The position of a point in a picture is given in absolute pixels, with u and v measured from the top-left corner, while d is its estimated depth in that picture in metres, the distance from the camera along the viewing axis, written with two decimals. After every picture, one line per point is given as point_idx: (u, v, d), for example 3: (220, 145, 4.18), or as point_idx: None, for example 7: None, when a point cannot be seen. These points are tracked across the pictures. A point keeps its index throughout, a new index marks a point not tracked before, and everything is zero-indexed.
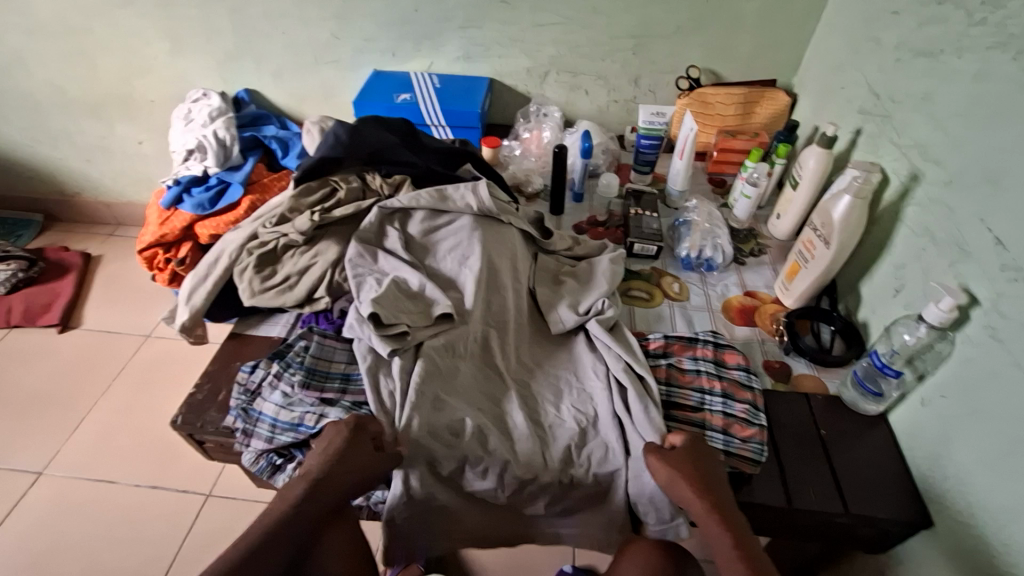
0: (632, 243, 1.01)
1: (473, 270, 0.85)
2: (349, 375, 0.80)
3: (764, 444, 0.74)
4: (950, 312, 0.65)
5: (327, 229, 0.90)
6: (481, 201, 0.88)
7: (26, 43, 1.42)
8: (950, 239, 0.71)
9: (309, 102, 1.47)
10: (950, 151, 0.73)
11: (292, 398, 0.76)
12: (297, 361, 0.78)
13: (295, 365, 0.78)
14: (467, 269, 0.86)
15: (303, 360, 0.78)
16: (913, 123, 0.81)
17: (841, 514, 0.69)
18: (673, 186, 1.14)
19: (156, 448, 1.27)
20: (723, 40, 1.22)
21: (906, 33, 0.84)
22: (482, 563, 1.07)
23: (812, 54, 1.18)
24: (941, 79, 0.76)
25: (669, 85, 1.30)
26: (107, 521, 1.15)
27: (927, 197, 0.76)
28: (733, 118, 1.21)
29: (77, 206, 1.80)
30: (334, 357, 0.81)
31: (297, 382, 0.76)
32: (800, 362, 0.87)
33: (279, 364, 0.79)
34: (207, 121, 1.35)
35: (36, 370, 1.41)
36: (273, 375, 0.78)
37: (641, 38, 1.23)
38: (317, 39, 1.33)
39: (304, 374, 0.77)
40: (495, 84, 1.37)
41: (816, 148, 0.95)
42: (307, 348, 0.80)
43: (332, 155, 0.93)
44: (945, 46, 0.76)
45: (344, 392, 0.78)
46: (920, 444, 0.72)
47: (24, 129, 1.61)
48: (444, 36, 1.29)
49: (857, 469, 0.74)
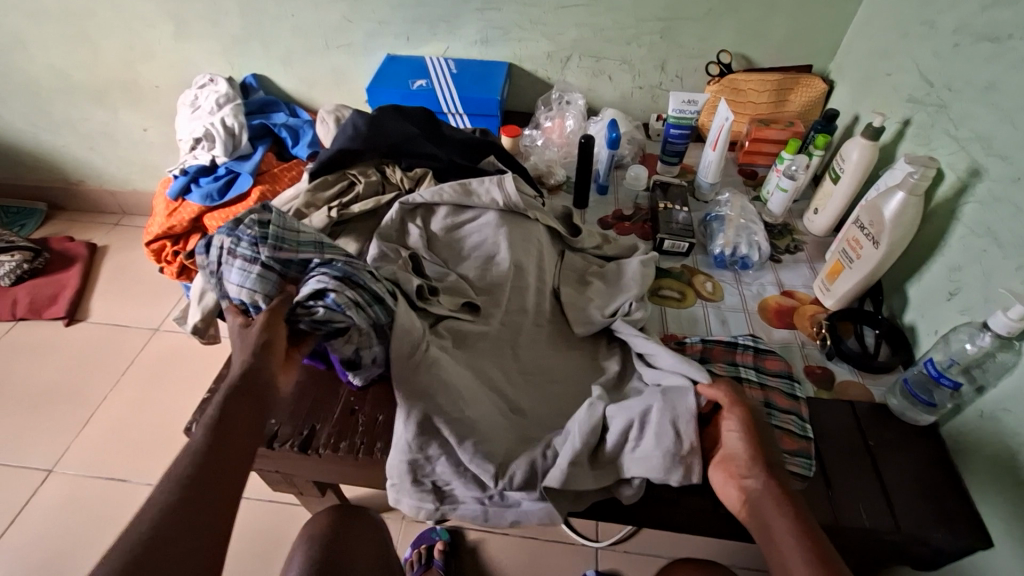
0: (662, 240, 0.96)
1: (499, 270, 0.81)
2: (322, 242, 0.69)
3: (812, 458, 0.70)
4: (1021, 322, 0.61)
5: (345, 227, 0.85)
6: (508, 197, 0.84)
7: (25, 26, 1.37)
8: (1018, 241, 0.66)
9: (320, 88, 1.41)
10: (1019, 146, 0.67)
11: (260, 277, 0.64)
12: (249, 236, 0.65)
13: (246, 239, 0.65)
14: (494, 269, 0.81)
15: (258, 233, 0.65)
16: (974, 114, 0.75)
17: (892, 531, 0.66)
18: (703, 178, 1.08)
19: (168, 445, 1.24)
20: (757, 24, 1.15)
21: (965, 17, 0.78)
22: (502, 567, 1.05)
23: (850, 40, 1.12)
24: (1010, 67, 0.70)
25: (697, 72, 1.24)
26: (121, 521, 1.12)
27: (990, 194, 0.71)
28: (767, 106, 1.15)
29: (81, 195, 1.75)
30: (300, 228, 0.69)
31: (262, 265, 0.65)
32: (843, 366, 0.83)
33: (229, 239, 0.66)
34: (214, 108, 1.30)
35: (43, 364, 1.38)
36: (227, 252, 0.66)
37: (669, 21, 1.17)
38: (329, 22, 1.27)
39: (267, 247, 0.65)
40: (514, 69, 1.31)
41: (861, 139, 0.90)
42: (259, 220, 0.66)
43: (349, 146, 0.89)
44: (1013, 31, 0.70)
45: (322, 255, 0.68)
46: (980, 458, 0.68)
47: (26, 116, 1.56)
48: (461, 19, 1.23)
49: (909, 483, 0.70)
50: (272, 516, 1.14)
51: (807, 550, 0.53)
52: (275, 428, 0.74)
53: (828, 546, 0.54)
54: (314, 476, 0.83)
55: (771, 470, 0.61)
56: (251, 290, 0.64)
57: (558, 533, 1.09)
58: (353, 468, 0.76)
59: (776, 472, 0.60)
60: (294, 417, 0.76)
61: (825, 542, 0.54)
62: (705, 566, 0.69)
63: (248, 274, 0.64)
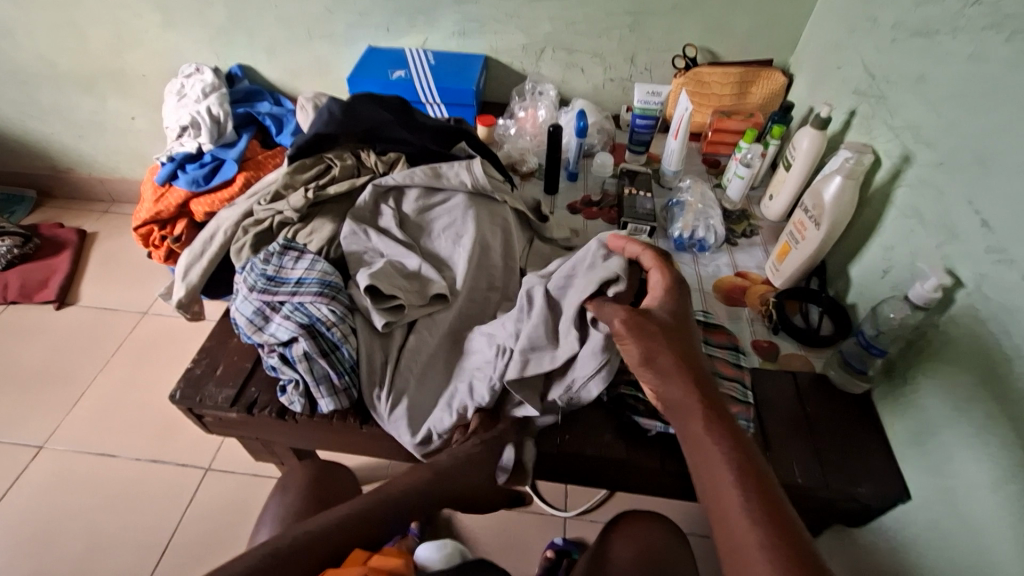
0: (625, 223, 1.01)
1: (465, 247, 0.85)
2: (302, 280, 0.79)
3: (750, 420, 0.75)
4: (935, 293, 0.66)
5: (321, 208, 0.91)
6: (475, 179, 0.88)
7: (15, 15, 1.40)
8: (939, 220, 0.72)
9: (304, 78, 1.46)
10: (941, 133, 0.73)
11: (252, 304, 0.79)
12: (259, 269, 0.82)
13: (256, 272, 0.81)
14: (461, 248, 0.86)
15: (264, 270, 0.81)
16: (906, 104, 0.81)
17: (822, 488, 0.72)
18: (667, 165, 1.14)
19: (156, 422, 1.29)
20: (720, 19, 1.21)
21: (902, 13, 0.84)
22: (473, 534, 1.11)
23: (809, 35, 1.17)
24: (936, 60, 0.76)
25: (665, 64, 1.30)
26: (111, 494, 1.17)
27: (918, 177, 0.77)
28: (729, 99, 1.21)
29: (70, 182, 1.79)
30: (293, 268, 0.82)
31: (254, 294, 0.79)
32: (788, 341, 0.89)
33: (246, 272, 0.83)
34: (200, 97, 1.34)
35: (32, 346, 1.42)
36: (242, 281, 0.82)
37: (638, 15, 1.22)
38: (311, 14, 1.32)
39: (263, 282, 0.80)
40: (491, 61, 1.36)
41: (810, 129, 0.96)
42: (271, 257, 0.83)
43: (325, 132, 0.94)
44: (940, 27, 0.76)
45: (295, 293, 0.78)
46: (900, 421, 0.74)
47: (16, 103, 1.59)
48: (439, 11, 1.28)
49: (841, 445, 0.76)
50: (255, 488, 1.19)
51: (728, 447, 0.52)
52: (256, 396, 0.79)
53: (744, 439, 0.54)
54: (293, 443, 0.87)
55: (675, 377, 0.57)
56: (248, 316, 0.78)
57: (527, 503, 1.15)
58: (327, 432, 0.81)
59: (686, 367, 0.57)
60: (271, 385, 0.81)
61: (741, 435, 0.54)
62: (652, 517, 0.76)
63: (246, 302, 0.79)
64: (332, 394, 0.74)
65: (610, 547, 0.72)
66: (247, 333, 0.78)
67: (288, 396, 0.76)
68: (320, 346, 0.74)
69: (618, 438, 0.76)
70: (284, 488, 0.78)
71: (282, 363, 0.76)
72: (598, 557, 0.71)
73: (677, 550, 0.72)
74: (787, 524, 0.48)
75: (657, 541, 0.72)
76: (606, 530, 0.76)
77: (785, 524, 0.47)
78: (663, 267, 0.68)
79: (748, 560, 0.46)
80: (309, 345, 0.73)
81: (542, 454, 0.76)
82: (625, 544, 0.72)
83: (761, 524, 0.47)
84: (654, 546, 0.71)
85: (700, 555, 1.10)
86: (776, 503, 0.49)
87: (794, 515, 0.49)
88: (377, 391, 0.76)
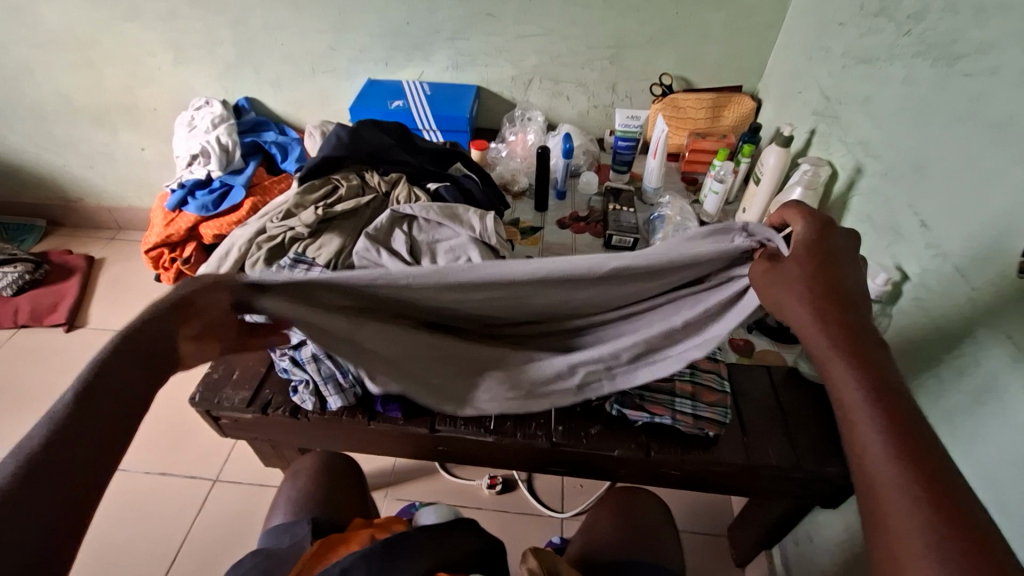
0: (610, 235, 1.09)
1: None
2: None
3: (728, 408, 0.82)
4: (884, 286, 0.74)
5: (330, 223, 0.98)
6: (485, 228, 0.93)
7: (35, 55, 1.49)
8: (887, 224, 0.80)
9: (307, 110, 1.55)
10: (885, 147, 0.82)
11: None
12: None
13: None
14: None
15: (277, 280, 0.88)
16: (857, 122, 0.91)
17: (795, 469, 0.78)
18: (648, 183, 1.23)
19: (166, 437, 1.33)
20: (692, 51, 1.33)
21: (850, 43, 0.94)
22: None
23: (773, 64, 1.29)
24: (878, 83, 0.86)
25: (644, 92, 1.41)
26: (122, 507, 1.21)
27: (869, 186, 0.86)
28: (703, 122, 1.31)
29: (79, 211, 1.86)
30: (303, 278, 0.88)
31: None
32: (761, 337, 0.99)
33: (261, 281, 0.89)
34: (210, 127, 1.43)
35: (43, 368, 1.46)
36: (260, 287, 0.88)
37: (617, 48, 1.33)
38: (314, 50, 1.42)
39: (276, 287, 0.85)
40: (483, 91, 1.46)
41: (775, 147, 1.05)
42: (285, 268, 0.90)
43: (334, 155, 1.02)
44: (880, 54, 0.86)
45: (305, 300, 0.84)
46: None
47: (29, 136, 1.67)
48: (434, 46, 1.38)
49: (813, 431, 0.82)
50: (263, 497, 1.23)
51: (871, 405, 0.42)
52: (270, 397, 0.85)
53: (875, 349, 0.46)
54: (300, 444, 0.93)
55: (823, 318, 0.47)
56: None
57: (525, 506, 1.20)
58: (337, 430, 0.86)
59: (810, 293, 0.48)
60: (284, 387, 0.87)
61: (868, 342, 0.46)
62: (635, 490, 0.87)
63: None
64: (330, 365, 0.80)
65: (599, 522, 0.82)
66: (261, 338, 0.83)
67: (300, 396, 0.82)
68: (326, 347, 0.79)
69: (606, 431, 0.82)
70: (296, 473, 0.83)
71: (293, 365, 0.82)
72: (584, 529, 0.83)
73: (666, 534, 0.80)
74: (917, 438, 0.41)
75: (636, 513, 0.83)
76: (594, 510, 0.85)
77: (914, 438, 0.41)
78: (804, 212, 0.54)
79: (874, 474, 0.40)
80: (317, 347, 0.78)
81: (535, 447, 0.82)
82: (604, 517, 0.83)
83: (889, 437, 0.41)
84: (633, 517, 0.82)
85: (692, 551, 1.15)
86: (905, 416, 0.42)
87: (929, 428, 0.42)
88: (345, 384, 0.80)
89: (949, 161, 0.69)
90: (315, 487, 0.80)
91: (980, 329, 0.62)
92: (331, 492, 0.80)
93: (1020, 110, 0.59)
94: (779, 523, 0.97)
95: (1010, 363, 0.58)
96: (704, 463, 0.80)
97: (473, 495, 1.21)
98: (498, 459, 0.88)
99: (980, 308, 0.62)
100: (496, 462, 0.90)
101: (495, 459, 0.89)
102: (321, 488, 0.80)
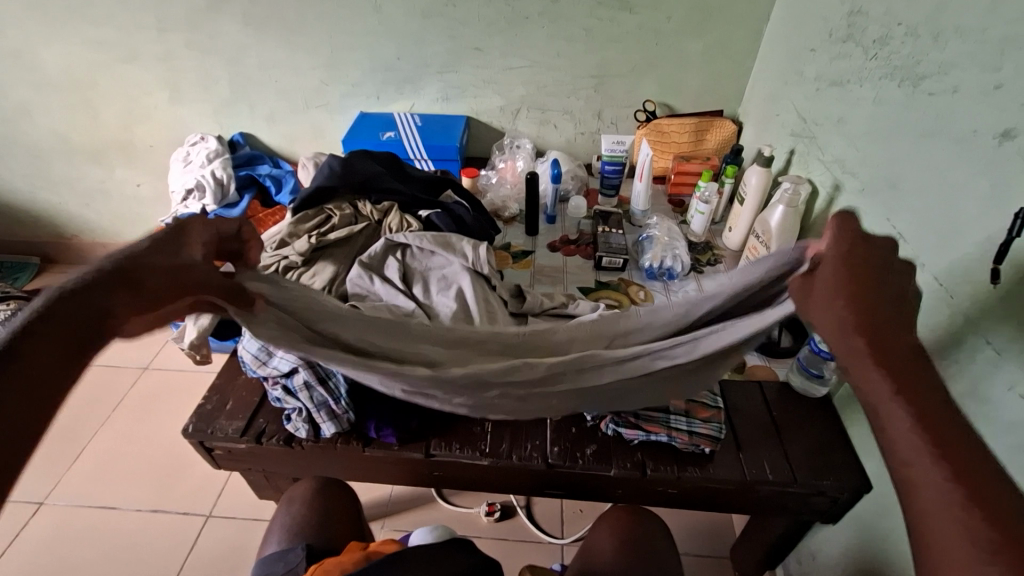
0: (600, 256, 1.10)
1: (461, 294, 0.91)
2: None
3: (722, 423, 0.82)
4: None
5: (324, 252, 1.00)
6: (479, 257, 0.95)
7: (33, 96, 1.52)
8: None
9: (299, 142, 1.58)
10: (860, 164, 0.85)
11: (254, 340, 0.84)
12: None
13: None
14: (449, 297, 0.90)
15: None
16: (832, 142, 0.94)
17: (792, 483, 0.79)
18: (636, 206, 1.26)
19: (156, 473, 1.31)
20: (674, 78, 1.37)
21: (822, 67, 0.98)
22: None
23: (751, 88, 1.34)
24: (849, 105, 0.89)
25: (628, 118, 1.45)
26: (112, 547, 1.18)
27: (849, 203, 0.88)
28: (688, 145, 1.35)
29: (74, 248, 1.87)
30: None
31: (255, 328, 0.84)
32: (753, 354, 0.98)
33: None
34: (206, 162, 1.46)
35: None
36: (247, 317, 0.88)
37: (601, 77, 1.38)
38: (307, 85, 1.46)
39: None
40: (472, 121, 1.50)
41: (756, 167, 1.08)
42: None
43: (327, 185, 1.04)
44: (850, 77, 0.89)
45: None
46: (856, 416, 0.81)
47: (25, 175, 1.69)
48: (423, 80, 1.42)
49: (808, 446, 0.82)
50: (258, 532, 1.21)
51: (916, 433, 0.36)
52: (264, 426, 0.85)
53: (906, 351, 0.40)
54: (296, 473, 0.92)
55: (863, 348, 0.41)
56: (252, 352, 0.84)
57: (525, 532, 1.18)
58: (333, 458, 0.86)
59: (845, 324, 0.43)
60: (279, 416, 0.86)
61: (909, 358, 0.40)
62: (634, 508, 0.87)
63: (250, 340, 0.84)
64: (317, 399, 0.80)
65: (598, 541, 0.82)
66: (252, 368, 0.83)
67: (294, 424, 0.82)
68: (317, 374, 0.79)
69: (601, 452, 0.82)
70: (290, 500, 0.82)
71: (285, 394, 0.82)
72: (584, 548, 0.83)
73: (666, 554, 0.80)
74: (990, 480, 0.34)
75: (634, 533, 0.82)
76: (590, 529, 0.85)
77: (984, 479, 0.34)
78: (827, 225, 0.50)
79: (931, 523, 0.34)
80: (309, 373, 0.79)
81: (531, 468, 0.82)
82: (603, 537, 0.82)
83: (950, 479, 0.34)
84: (630, 536, 0.81)
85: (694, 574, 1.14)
86: (965, 447, 0.35)
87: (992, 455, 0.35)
88: (334, 416, 0.81)
89: (921, 174, 0.71)
90: (310, 514, 0.80)
91: (960, 336, 0.63)
92: (330, 519, 0.80)
93: (981, 126, 0.62)
94: (779, 540, 0.96)
95: (992, 370, 0.59)
96: (701, 481, 0.79)
97: (472, 523, 1.20)
98: (496, 481, 0.88)
99: (960, 315, 0.63)
100: (495, 488, 0.90)
101: (493, 482, 0.89)
102: (319, 515, 0.80)
